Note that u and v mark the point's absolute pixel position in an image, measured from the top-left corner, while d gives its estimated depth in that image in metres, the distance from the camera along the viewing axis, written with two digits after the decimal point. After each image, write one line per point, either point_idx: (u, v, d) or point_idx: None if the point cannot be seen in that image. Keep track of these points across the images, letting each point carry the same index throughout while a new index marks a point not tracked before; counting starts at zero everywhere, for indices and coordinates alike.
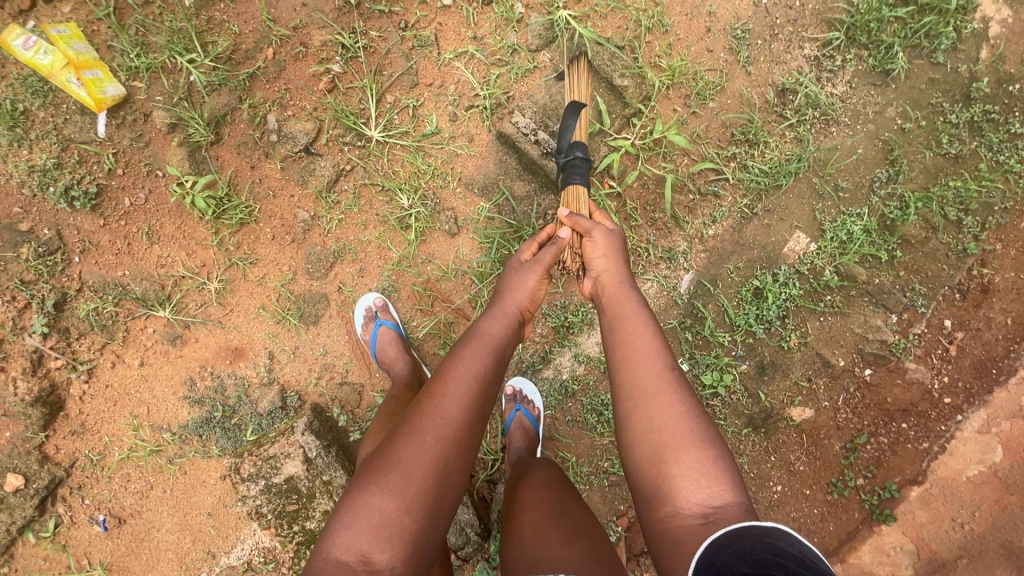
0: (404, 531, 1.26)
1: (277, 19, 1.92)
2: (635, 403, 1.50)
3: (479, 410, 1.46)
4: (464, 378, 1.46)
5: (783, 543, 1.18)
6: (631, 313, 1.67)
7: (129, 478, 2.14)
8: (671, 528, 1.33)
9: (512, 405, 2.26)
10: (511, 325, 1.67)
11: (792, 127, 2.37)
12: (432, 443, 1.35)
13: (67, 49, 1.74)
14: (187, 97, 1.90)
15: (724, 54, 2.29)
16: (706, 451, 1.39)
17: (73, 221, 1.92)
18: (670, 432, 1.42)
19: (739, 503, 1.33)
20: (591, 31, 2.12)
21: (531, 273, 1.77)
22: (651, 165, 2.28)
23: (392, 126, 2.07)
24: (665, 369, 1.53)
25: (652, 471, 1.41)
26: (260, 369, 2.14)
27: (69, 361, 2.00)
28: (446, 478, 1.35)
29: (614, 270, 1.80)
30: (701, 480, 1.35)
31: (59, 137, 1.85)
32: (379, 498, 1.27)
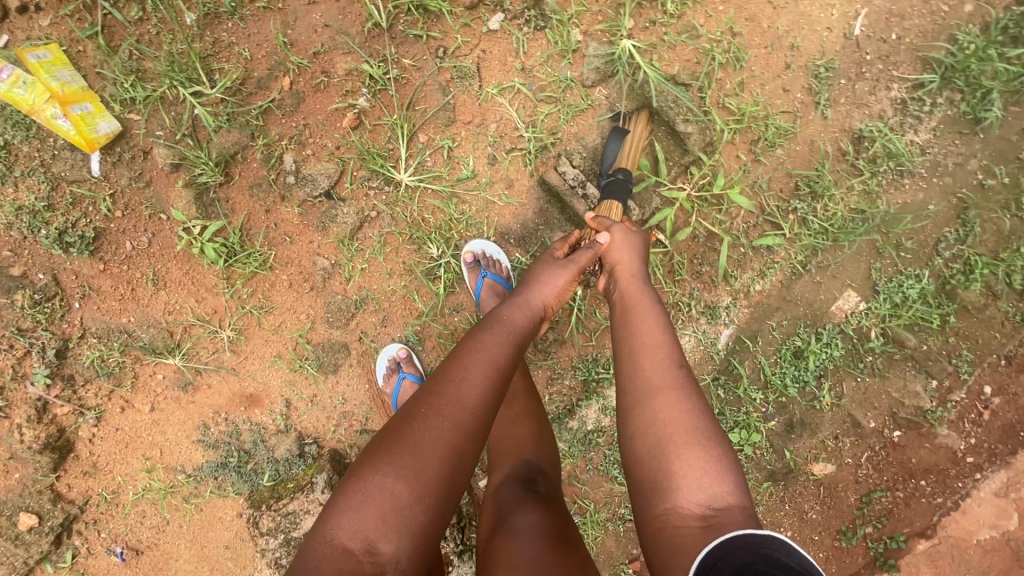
0: (414, 522, 1.11)
1: (294, 43, 1.66)
2: (639, 393, 1.32)
3: (500, 397, 1.26)
4: (484, 363, 1.26)
5: (782, 556, 0.99)
6: (643, 306, 1.50)
7: (144, 515, 2.09)
8: (669, 532, 1.13)
9: (476, 273, 1.87)
10: (534, 317, 1.48)
11: (863, 180, 2.13)
12: (449, 430, 1.16)
13: (50, 80, 1.51)
14: (192, 132, 1.66)
15: (801, 94, 2.01)
16: (716, 451, 1.20)
17: (70, 265, 1.75)
18: (675, 425, 1.23)
19: (744, 509, 1.14)
20: (658, 71, 1.83)
21: (554, 267, 1.63)
22: (704, 219, 2.07)
23: (423, 168, 1.83)
24: (675, 361, 1.36)
25: (652, 465, 1.22)
26: (277, 417, 2.04)
27: (76, 407, 1.90)
28: (459, 470, 1.17)
29: (630, 263, 1.61)
30: (704, 478, 1.16)
31: (48, 176, 1.63)
32: (390, 481, 1.11)
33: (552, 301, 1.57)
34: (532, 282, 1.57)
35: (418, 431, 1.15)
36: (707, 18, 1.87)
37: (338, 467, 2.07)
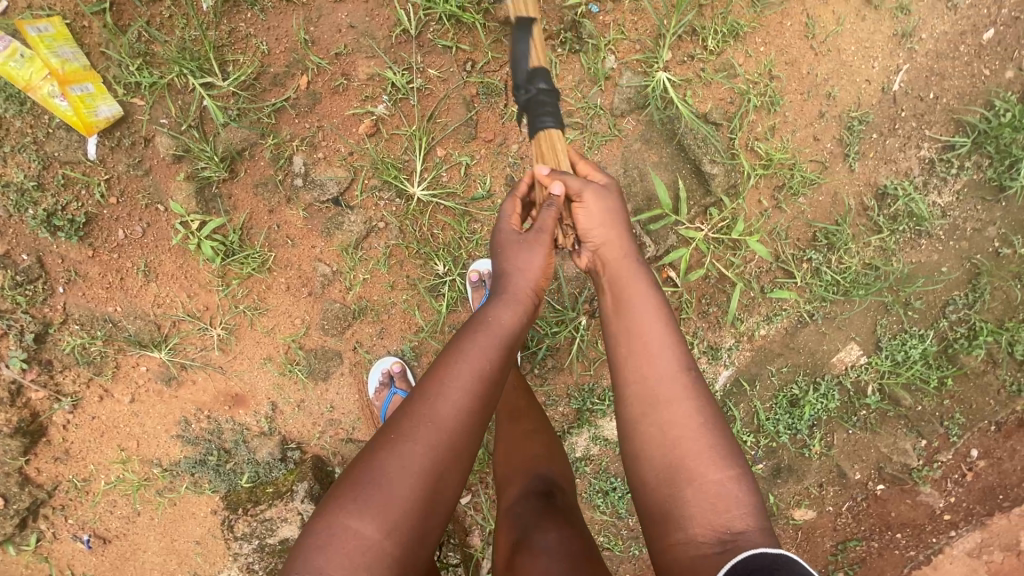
0: (389, 559, 1.01)
1: (316, 41, 1.57)
2: (644, 409, 1.21)
3: (485, 412, 1.15)
4: (462, 378, 1.13)
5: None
6: (639, 294, 1.31)
7: (115, 505, 2.02)
8: (682, 564, 1.09)
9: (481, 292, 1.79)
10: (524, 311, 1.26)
11: (881, 237, 2.10)
12: (423, 458, 1.06)
13: (50, 56, 1.41)
14: (199, 124, 1.57)
15: (831, 145, 1.96)
16: (728, 470, 1.14)
17: (57, 248, 1.66)
18: (683, 447, 1.16)
19: (759, 528, 1.10)
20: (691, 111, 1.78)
21: (525, 238, 1.32)
22: (718, 261, 2.02)
23: (438, 182, 1.75)
24: (680, 368, 1.23)
25: (662, 490, 1.15)
26: (261, 419, 1.98)
27: (52, 393, 1.82)
28: (439, 498, 1.07)
29: (616, 233, 1.36)
30: (718, 504, 1.11)
31: (40, 154, 1.54)
32: (355, 521, 1.01)
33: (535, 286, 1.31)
34: (508, 262, 1.30)
35: (383, 462, 1.05)
36: (748, 57, 1.80)
37: (320, 476, 2.01)
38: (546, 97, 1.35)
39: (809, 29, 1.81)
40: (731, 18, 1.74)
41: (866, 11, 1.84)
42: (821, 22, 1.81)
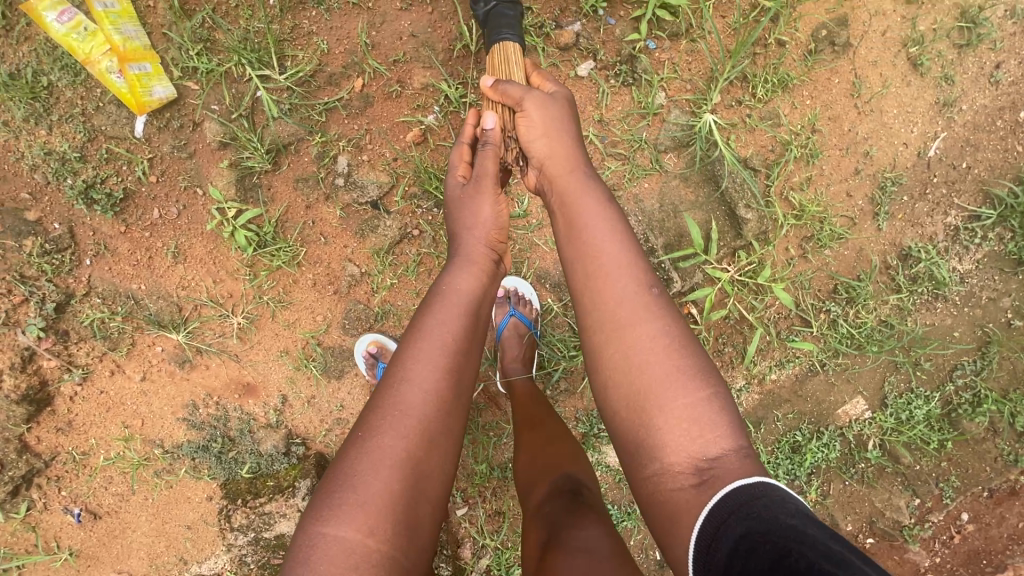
0: (375, 555, 1.02)
1: (376, 46, 1.58)
2: (607, 339, 1.17)
3: (458, 381, 1.20)
4: (428, 356, 1.18)
5: (781, 515, 0.90)
6: (593, 217, 1.26)
7: (111, 481, 1.98)
8: (665, 501, 1.05)
9: (504, 309, 1.92)
10: (484, 272, 1.31)
11: (900, 296, 2.13)
12: (396, 449, 1.10)
13: (114, 33, 1.41)
14: (249, 114, 1.57)
15: (862, 202, 2.00)
16: (701, 391, 1.10)
17: (90, 220, 1.65)
18: (649, 375, 1.12)
19: (739, 447, 1.07)
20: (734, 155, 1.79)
21: (479, 196, 1.34)
22: (740, 303, 2.04)
23: None
24: (641, 291, 1.18)
25: (632, 424, 1.12)
26: (269, 410, 1.97)
27: (64, 363, 1.80)
28: (420, 484, 1.11)
29: (564, 154, 1.32)
30: (693, 428, 1.07)
31: (87, 126, 1.53)
32: (331, 526, 1.03)
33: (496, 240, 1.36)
34: (468, 223, 1.34)
35: (356, 462, 1.09)
36: (794, 109, 1.82)
37: (323, 474, 2.01)
38: (509, 8, 1.47)
39: (856, 89, 1.83)
40: (781, 70, 1.77)
41: (912, 77, 1.86)
42: (868, 82, 1.84)
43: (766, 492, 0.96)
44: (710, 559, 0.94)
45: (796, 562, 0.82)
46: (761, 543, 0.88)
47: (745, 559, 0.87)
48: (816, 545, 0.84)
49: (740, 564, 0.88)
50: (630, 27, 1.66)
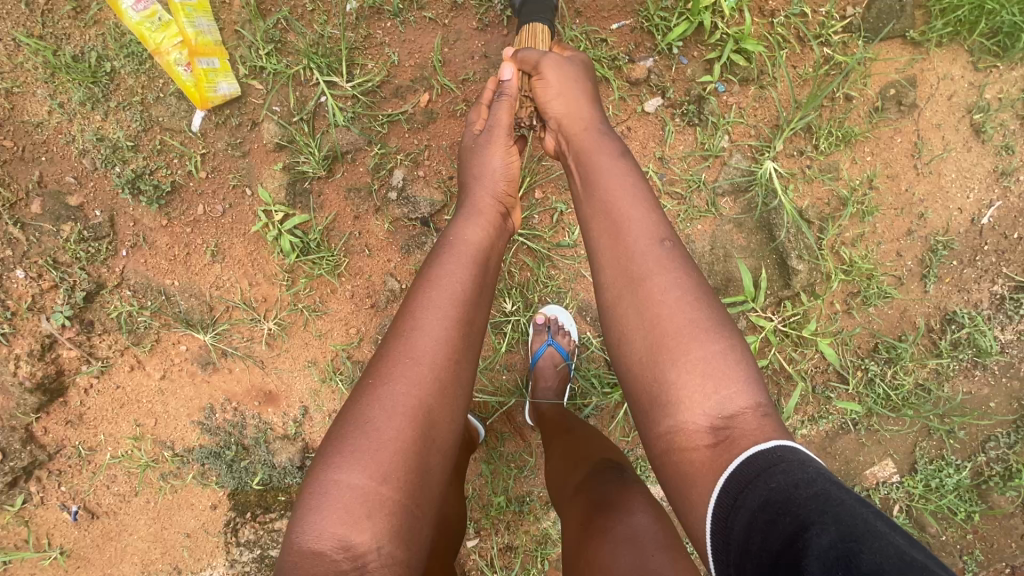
0: (389, 503, 0.98)
1: (446, 63, 1.55)
2: (621, 290, 1.12)
3: (466, 330, 1.14)
4: (436, 303, 1.13)
5: (799, 484, 0.82)
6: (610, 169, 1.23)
7: (114, 480, 1.88)
8: (682, 461, 0.99)
9: (543, 337, 1.80)
10: (492, 226, 1.30)
11: (940, 360, 2.07)
12: (406, 395, 1.04)
13: (187, 25, 1.39)
14: (310, 119, 1.54)
15: (912, 263, 1.96)
16: (720, 344, 1.03)
17: (132, 210, 1.60)
18: (665, 327, 1.05)
19: (757, 403, 1.00)
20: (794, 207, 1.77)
21: (493, 150, 1.36)
22: (781, 354, 1.99)
23: (527, 223, 1.77)
24: (658, 240, 1.13)
25: (646, 381, 1.06)
26: (288, 421, 1.88)
27: (83, 354, 1.72)
28: (431, 433, 1.05)
29: (583, 111, 1.31)
30: (709, 384, 1.00)
31: (144, 116, 1.50)
32: (343, 473, 0.98)
33: (505, 195, 1.35)
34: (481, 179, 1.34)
35: (366, 410, 1.03)
36: (854, 164, 1.80)
37: None
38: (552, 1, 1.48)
39: (917, 150, 1.81)
40: (846, 124, 1.75)
41: (974, 143, 1.83)
42: (930, 145, 1.82)
43: (783, 458, 0.87)
44: (728, 531, 0.87)
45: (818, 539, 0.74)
46: (783, 515, 0.79)
47: (765, 534, 0.79)
48: (839, 516, 0.75)
49: (761, 541, 0.80)
50: (702, 68, 1.63)
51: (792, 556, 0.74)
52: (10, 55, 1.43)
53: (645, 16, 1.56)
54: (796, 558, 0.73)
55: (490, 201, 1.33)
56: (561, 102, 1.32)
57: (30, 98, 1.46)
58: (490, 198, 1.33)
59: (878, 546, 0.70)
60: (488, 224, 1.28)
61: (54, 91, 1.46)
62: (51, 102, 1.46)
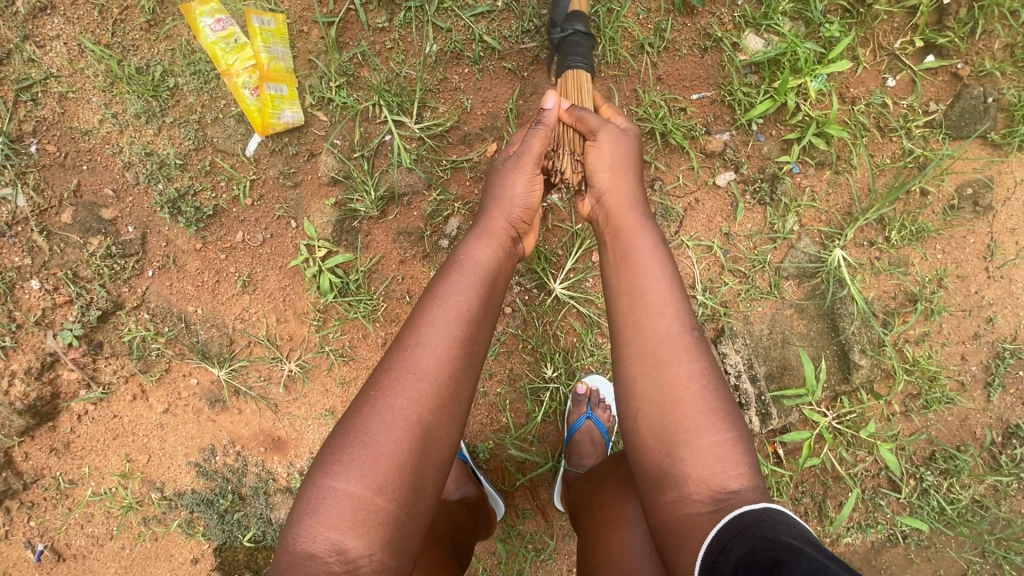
0: (385, 516, 0.84)
1: (520, 114, 1.48)
2: (642, 360, 1.00)
3: (469, 351, 0.98)
4: (444, 320, 0.98)
5: (783, 534, 0.79)
6: (638, 231, 1.12)
7: (89, 520, 1.68)
8: (673, 524, 0.90)
9: (582, 411, 1.65)
10: (503, 249, 1.13)
11: (999, 478, 1.83)
12: (408, 408, 0.90)
13: (262, 50, 1.37)
14: (371, 156, 1.47)
15: (976, 368, 1.80)
16: (730, 430, 0.94)
17: (166, 230, 1.50)
18: (683, 408, 0.95)
19: (759, 491, 0.90)
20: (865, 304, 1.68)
21: (516, 173, 1.17)
22: (833, 453, 1.82)
23: (580, 286, 1.65)
24: (683, 318, 1.02)
25: (652, 451, 0.95)
26: (294, 473, 1.71)
27: (84, 378, 1.58)
28: (431, 449, 0.91)
29: (618, 169, 1.17)
30: (714, 466, 0.90)
31: (198, 134, 1.42)
32: (338, 478, 0.85)
33: (521, 220, 1.18)
34: (496, 199, 1.17)
35: (367, 416, 0.90)
36: (924, 260, 1.71)
37: None
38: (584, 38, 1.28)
39: (990, 252, 1.71)
40: (919, 219, 1.67)
41: None
42: (1003, 247, 1.72)
43: (770, 514, 0.84)
44: None
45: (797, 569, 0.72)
46: (766, 556, 0.76)
47: None
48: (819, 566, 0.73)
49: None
50: (779, 147, 1.58)
51: None
52: (72, 60, 1.37)
53: (728, 90, 1.50)
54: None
55: (504, 221, 1.16)
56: (603, 164, 1.17)
57: (83, 104, 1.39)
58: (506, 218, 1.16)
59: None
60: (501, 245, 1.13)
61: (109, 101, 1.39)
62: (104, 111, 1.39)
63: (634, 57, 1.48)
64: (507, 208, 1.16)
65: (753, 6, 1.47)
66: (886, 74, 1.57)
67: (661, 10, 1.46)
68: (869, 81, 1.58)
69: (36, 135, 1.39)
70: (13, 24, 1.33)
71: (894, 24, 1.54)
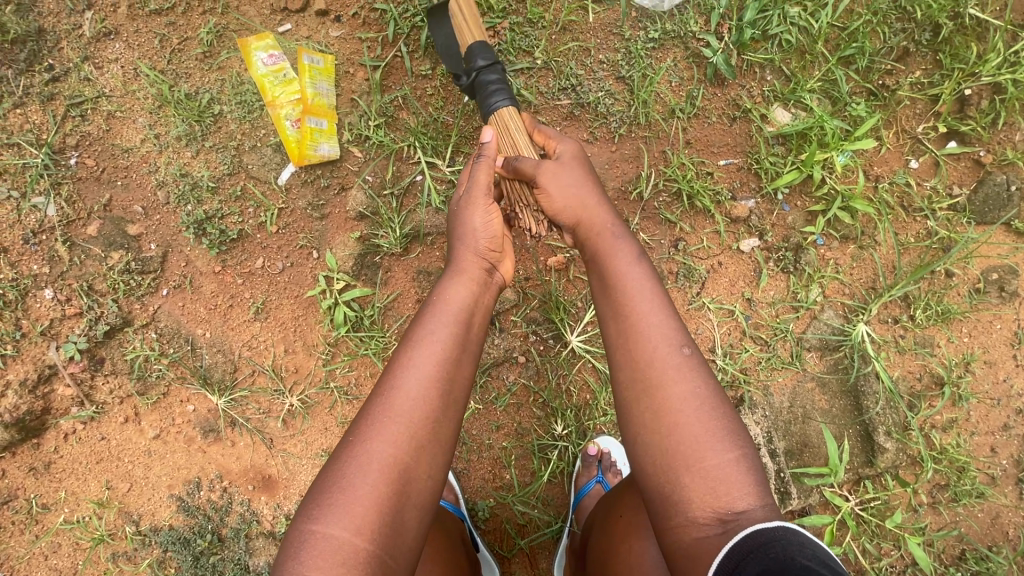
0: (368, 559, 0.78)
1: None
2: (631, 390, 0.94)
3: (452, 383, 0.92)
4: (422, 354, 0.92)
5: (793, 556, 0.72)
6: (617, 249, 1.06)
7: (55, 550, 1.57)
8: (679, 551, 0.84)
9: (592, 473, 1.56)
10: (480, 284, 1.06)
11: None
12: (384, 448, 0.84)
13: (308, 85, 1.41)
14: (401, 194, 1.49)
15: (1008, 462, 1.68)
16: (732, 448, 0.87)
17: (188, 251, 1.49)
18: (680, 434, 0.88)
19: (769, 508, 0.84)
20: (891, 382, 1.62)
21: (473, 208, 1.09)
22: (858, 545, 1.67)
23: (597, 340, 1.60)
24: (672, 336, 0.96)
25: (652, 480, 0.89)
26: (280, 516, 1.61)
27: (79, 394, 1.52)
28: (410, 487, 0.84)
29: (585, 196, 1.12)
30: (718, 489, 0.84)
31: (234, 160, 1.45)
32: (316, 526, 0.78)
33: (490, 250, 1.09)
34: (462, 237, 1.09)
35: (342, 461, 0.83)
36: (950, 342, 1.66)
37: None
38: (491, 72, 1.19)
39: (1018, 339, 1.66)
40: (944, 300, 1.64)
41: None
42: None
43: (781, 533, 0.77)
44: None
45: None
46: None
47: None
48: None
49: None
50: (804, 218, 1.58)
51: None
52: (126, 82, 1.41)
53: (755, 158, 1.53)
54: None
55: (478, 257, 1.08)
56: (564, 193, 1.12)
57: (128, 124, 1.43)
58: (474, 253, 1.08)
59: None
60: (479, 282, 1.05)
61: (154, 122, 1.43)
62: (147, 131, 1.43)
63: (666, 120, 1.51)
64: (475, 244, 1.09)
65: (782, 81, 1.51)
66: (909, 156, 1.59)
67: (694, 79, 1.50)
68: (892, 161, 1.60)
69: (78, 148, 1.42)
70: (75, 45, 1.39)
71: (916, 110, 1.57)
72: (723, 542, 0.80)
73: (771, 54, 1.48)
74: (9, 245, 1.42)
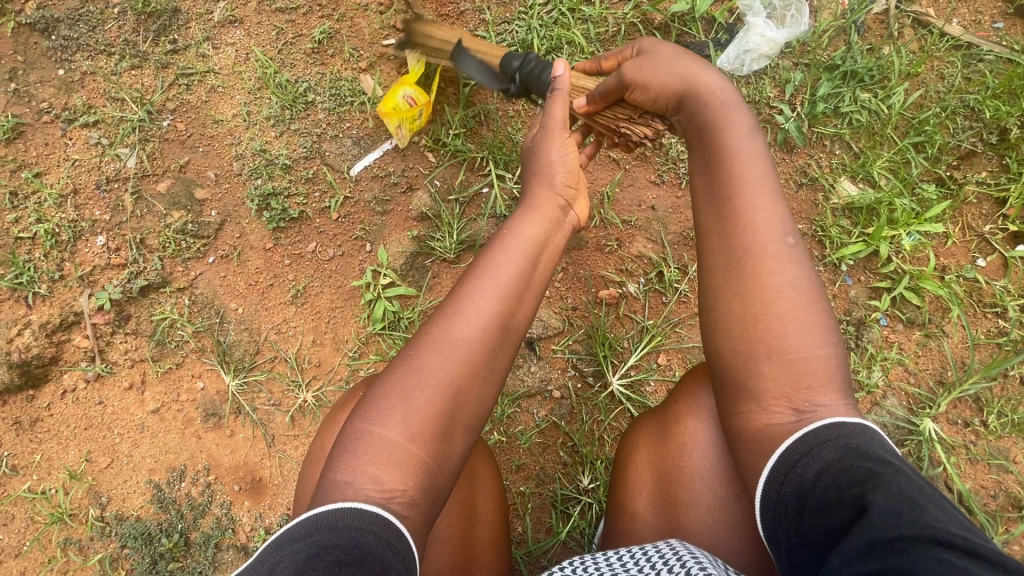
0: (419, 468, 0.74)
1: (614, 202, 1.55)
2: (720, 276, 0.84)
3: (515, 317, 0.84)
4: (489, 288, 0.83)
5: (875, 448, 0.69)
6: (721, 128, 0.90)
7: (8, 521, 1.41)
8: (744, 436, 0.79)
9: None
10: (555, 220, 0.95)
11: None
12: (442, 367, 0.78)
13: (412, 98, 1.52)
14: (464, 203, 1.51)
15: None
16: (826, 344, 0.78)
17: (245, 223, 1.50)
18: (770, 323, 0.78)
19: (852, 404, 0.76)
20: (962, 491, 1.43)
21: (550, 141, 1.02)
22: None
23: (638, 387, 1.49)
24: (775, 223, 0.83)
25: (728, 360, 0.81)
26: (257, 528, 1.43)
27: (92, 349, 1.45)
28: (464, 406, 0.79)
29: (682, 67, 0.97)
30: (799, 381, 0.76)
31: (313, 145, 1.50)
32: (370, 426, 0.75)
33: (567, 184, 1.00)
34: (540, 172, 1.01)
35: (397, 371, 0.79)
36: None
37: None
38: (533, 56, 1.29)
39: None
40: None
41: None
42: None
43: (860, 428, 0.72)
44: (790, 478, 0.71)
45: (889, 485, 0.62)
46: (857, 467, 0.67)
47: (835, 479, 0.67)
48: (914, 483, 0.64)
49: (828, 485, 0.67)
50: (867, 293, 1.53)
51: (859, 503, 0.63)
52: (235, 63, 1.52)
53: (820, 226, 1.52)
54: (862, 499, 0.63)
55: (552, 192, 0.99)
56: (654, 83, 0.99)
57: (226, 99, 1.51)
58: (551, 185, 0.99)
59: (949, 513, 0.60)
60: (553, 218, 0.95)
61: (250, 100, 1.51)
62: (242, 107, 1.51)
63: None
64: (553, 180, 0.99)
65: (850, 157, 1.55)
66: (977, 253, 1.54)
67: (764, 141, 1.55)
68: (959, 255, 1.54)
69: (174, 112, 1.50)
70: (201, 26, 1.52)
71: (983, 209, 1.55)
72: (793, 432, 0.74)
73: (841, 129, 1.54)
74: (80, 188, 1.45)
